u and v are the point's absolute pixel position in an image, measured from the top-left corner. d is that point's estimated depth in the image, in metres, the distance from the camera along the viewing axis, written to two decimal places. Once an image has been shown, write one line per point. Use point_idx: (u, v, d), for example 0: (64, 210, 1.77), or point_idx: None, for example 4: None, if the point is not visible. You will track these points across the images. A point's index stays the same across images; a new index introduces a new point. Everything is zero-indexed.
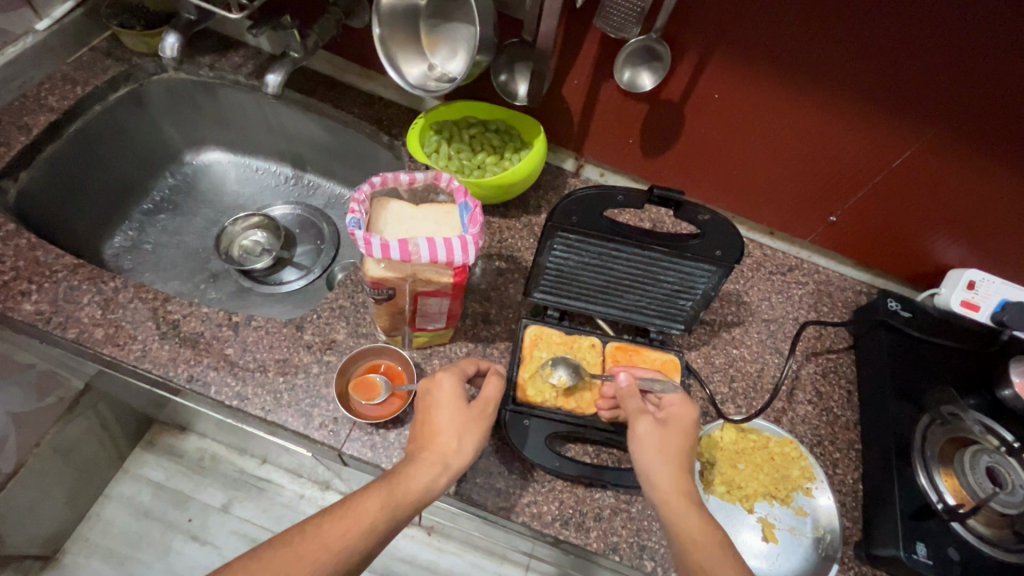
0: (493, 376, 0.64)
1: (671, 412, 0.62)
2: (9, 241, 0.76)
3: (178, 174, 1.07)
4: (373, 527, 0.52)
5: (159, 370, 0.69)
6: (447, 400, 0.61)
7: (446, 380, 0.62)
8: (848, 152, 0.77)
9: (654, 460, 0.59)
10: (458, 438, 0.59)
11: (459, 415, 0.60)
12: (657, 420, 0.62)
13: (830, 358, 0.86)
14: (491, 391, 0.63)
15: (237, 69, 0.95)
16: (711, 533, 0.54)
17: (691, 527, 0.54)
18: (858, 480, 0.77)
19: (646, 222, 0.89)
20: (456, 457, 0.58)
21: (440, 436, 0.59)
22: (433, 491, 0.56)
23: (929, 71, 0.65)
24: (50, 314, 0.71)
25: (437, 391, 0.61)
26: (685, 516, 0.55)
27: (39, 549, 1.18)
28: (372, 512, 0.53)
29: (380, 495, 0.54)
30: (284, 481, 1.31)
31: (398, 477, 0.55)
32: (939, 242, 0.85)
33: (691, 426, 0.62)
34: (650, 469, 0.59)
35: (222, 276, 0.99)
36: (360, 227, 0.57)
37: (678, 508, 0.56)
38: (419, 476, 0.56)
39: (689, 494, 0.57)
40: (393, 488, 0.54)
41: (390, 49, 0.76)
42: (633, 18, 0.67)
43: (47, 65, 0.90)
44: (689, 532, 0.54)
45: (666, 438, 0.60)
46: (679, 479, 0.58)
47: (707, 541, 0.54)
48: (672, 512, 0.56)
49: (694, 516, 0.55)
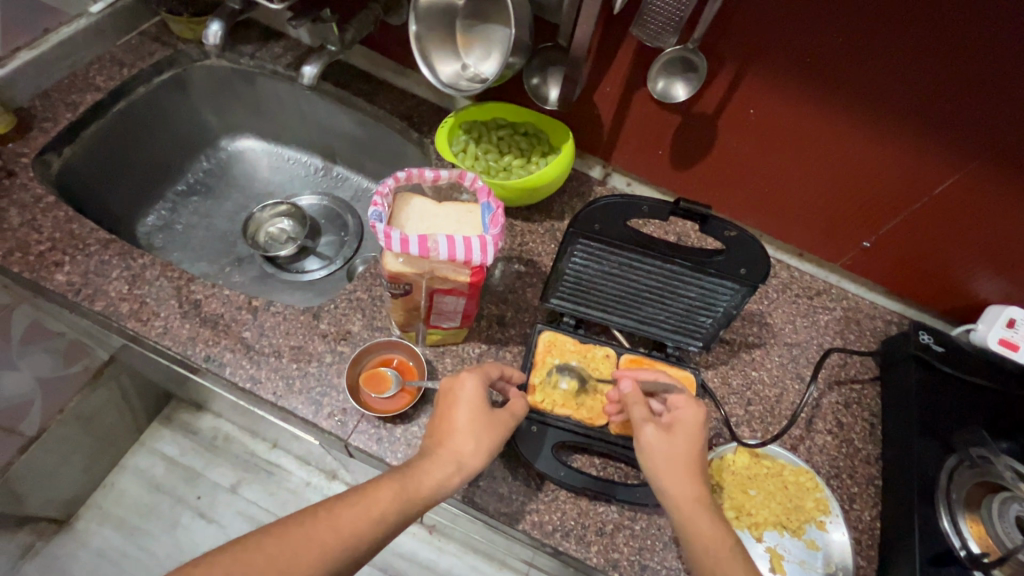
0: (517, 395, 0.64)
1: (675, 417, 0.61)
2: (48, 212, 0.78)
3: (213, 158, 1.09)
4: (383, 517, 0.52)
5: (178, 348, 0.71)
6: (468, 400, 0.60)
7: (469, 381, 0.61)
8: (887, 176, 0.75)
9: (665, 467, 0.58)
10: (475, 440, 0.58)
11: (479, 417, 0.59)
12: (663, 426, 0.60)
13: (853, 388, 0.83)
14: (518, 407, 0.62)
15: (276, 60, 0.98)
16: (723, 536, 0.54)
17: (704, 532, 0.54)
18: (875, 518, 0.74)
19: (670, 236, 0.88)
20: (471, 457, 0.57)
21: (457, 435, 0.58)
22: (445, 490, 0.55)
23: (975, 97, 0.62)
24: (80, 285, 0.73)
25: (457, 389, 0.60)
26: (698, 519, 0.55)
27: (55, 512, 1.22)
28: (383, 502, 0.52)
29: (392, 486, 0.53)
30: (293, 467, 1.33)
31: (410, 472, 0.55)
32: (979, 276, 0.81)
33: (697, 428, 0.61)
34: (662, 476, 0.58)
35: (247, 261, 1.02)
36: (381, 220, 0.57)
37: (691, 515, 0.56)
38: (433, 473, 0.55)
39: (703, 498, 0.57)
40: (405, 482, 0.54)
41: (424, 48, 0.76)
42: (671, 27, 0.66)
43: (98, 46, 0.93)
44: (699, 538, 0.54)
45: (676, 444, 0.59)
46: (691, 483, 0.57)
47: (721, 544, 0.54)
48: (685, 515, 0.56)
49: (706, 523, 0.55)
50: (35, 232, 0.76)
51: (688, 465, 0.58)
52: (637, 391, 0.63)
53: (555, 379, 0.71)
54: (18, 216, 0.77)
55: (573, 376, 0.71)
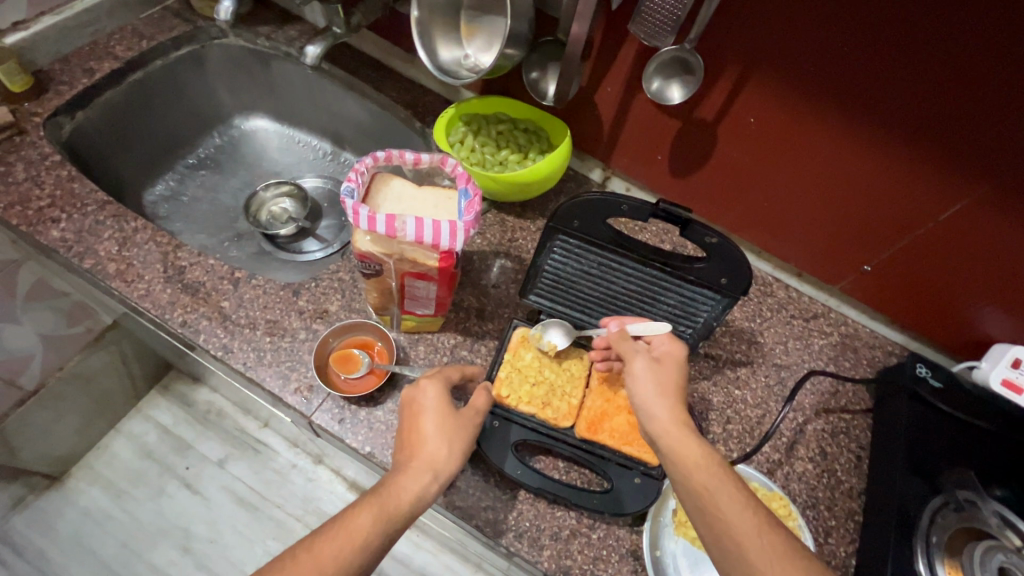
0: (478, 390, 0.64)
1: (662, 350, 0.61)
2: (52, 171, 0.81)
3: (225, 135, 1.11)
4: (369, 541, 0.50)
5: (157, 312, 0.72)
6: (434, 406, 0.59)
7: (431, 388, 0.60)
8: (890, 198, 0.72)
9: (652, 394, 0.57)
10: (448, 445, 0.57)
11: (448, 421, 0.59)
12: (651, 358, 0.60)
13: (842, 418, 0.79)
14: (479, 401, 0.62)
15: (290, 42, 0.99)
16: (712, 456, 0.52)
17: (692, 451, 0.52)
18: (851, 554, 0.70)
19: (665, 244, 0.85)
20: (447, 464, 0.57)
21: (429, 443, 0.57)
22: (425, 500, 0.54)
23: (986, 119, 0.59)
24: (72, 242, 0.75)
25: (422, 398, 0.60)
26: (681, 438, 0.54)
27: (46, 468, 1.25)
28: (366, 526, 0.50)
29: (372, 508, 0.51)
30: (280, 447, 1.33)
31: (388, 490, 0.53)
32: (987, 312, 0.77)
33: (680, 361, 0.60)
34: (650, 403, 0.56)
35: (246, 237, 1.03)
36: (352, 197, 0.57)
37: (678, 437, 0.54)
38: (410, 486, 0.54)
39: (686, 422, 0.56)
40: (384, 500, 0.52)
41: (425, 32, 0.76)
42: (669, 27, 0.65)
43: (121, 17, 0.96)
44: (689, 457, 0.52)
45: (661, 372, 0.59)
46: (677, 409, 0.56)
47: (710, 462, 0.52)
48: (668, 436, 0.54)
49: (694, 442, 0.53)
50: (37, 188, 0.79)
51: (674, 394, 0.58)
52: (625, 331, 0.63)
53: (523, 375, 0.69)
54: (24, 171, 0.80)
55: (557, 334, 0.72)
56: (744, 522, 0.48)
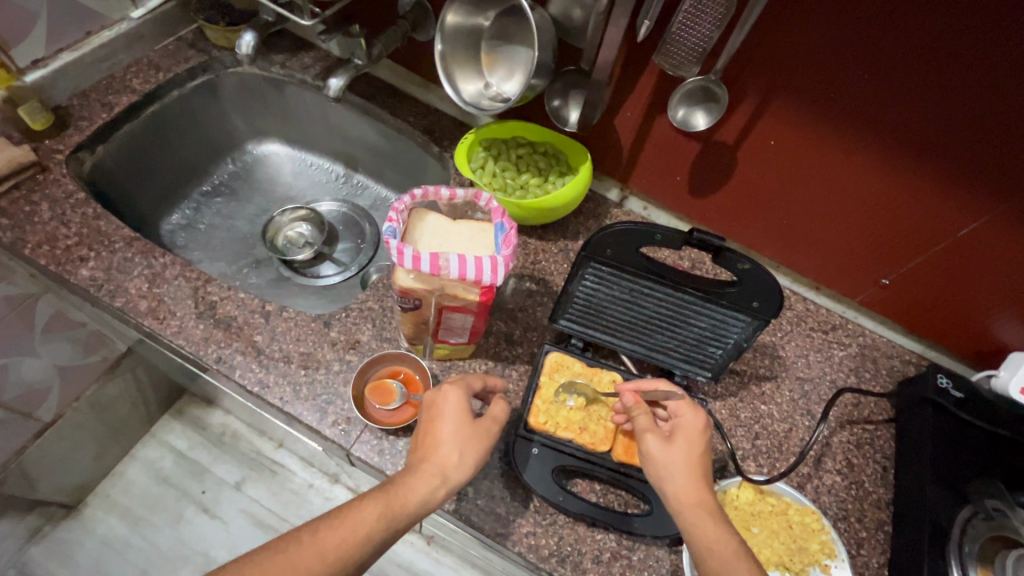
0: (498, 398, 0.62)
1: (677, 425, 0.61)
2: (77, 209, 0.81)
3: (238, 161, 1.12)
4: (369, 537, 0.51)
5: (191, 348, 0.73)
6: (452, 413, 0.59)
7: (452, 394, 0.60)
8: (910, 216, 0.73)
9: (670, 475, 0.58)
10: (461, 452, 0.57)
11: (464, 429, 0.59)
12: (665, 435, 0.61)
13: (866, 429, 0.81)
14: (498, 411, 0.61)
15: (305, 69, 1.00)
16: (729, 534, 0.54)
17: (709, 531, 0.54)
18: (883, 565, 0.72)
19: (685, 262, 0.86)
20: (457, 470, 0.56)
21: (442, 448, 0.57)
22: (431, 504, 0.54)
23: (1004, 142, 0.61)
24: (103, 281, 0.76)
25: (439, 402, 0.60)
26: (702, 525, 0.54)
27: (64, 498, 1.24)
28: (369, 522, 0.52)
29: (376, 506, 0.52)
30: (297, 468, 1.32)
31: (394, 489, 0.54)
32: (1004, 321, 0.79)
33: (697, 434, 0.60)
34: (667, 480, 0.58)
35: (265, 263, 1.03)
36: (394, 236, 0.58)
37: (696, 513, 0.55)
38: (418, 488, 0.54)
39: (708, 504, 0.56)
40: (390, 499, 0.53)
41: (449, 66, 0.77)
42: (694, 58, 0.68)
43: (137, 50, 0.97)
44: (705, 539, 0.54)
45: (676, 452, 0.59)
46: (695, 484, 0.57)
47: (727, 540, 0.54)
48: (689, 523, 0.55)
49: (710, 520, 0.55)
50: (63, 227, 0.79)
51: (692, 468, 0.58)
52: (639, 402, 0.64)
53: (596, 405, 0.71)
54: (49, 211, 0.80)
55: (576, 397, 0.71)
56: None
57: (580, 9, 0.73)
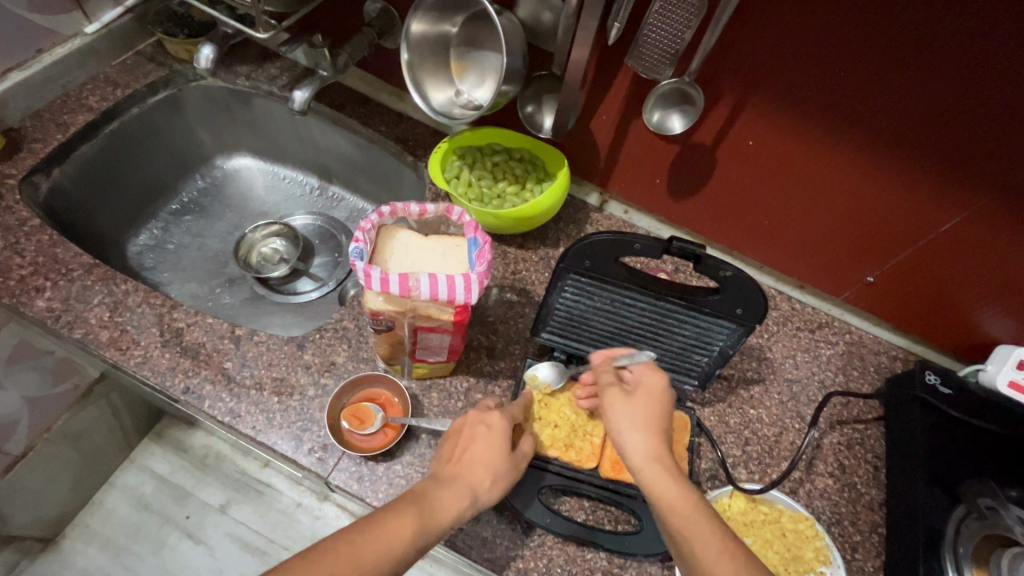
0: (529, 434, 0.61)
1: (641, 381, 0.58)
2: (32, 236, 0.77)
3: (207, 177, 1.08)
4: (402, 554, 0.47)
5: (157, 379, 0.69)
6: (488, 437, 0.57)
7: (495, 420, 0.58)
8: (888, 211, 0.72)
9: (626, 431, 0.55)
10: (495, 475, 0.55)
11: (501, 454, 0.56)
12: (628, 391, 0.58)
13: (856, 429, 0.80)
14: (529, 447, 0.59)
15: (272, 81, 0.96)
16: (689, 498, 0.51)
17: (669, 494, 0.51)
18: (879, 568, 0.70)
19: (668, 266, 0.85)
20: (489, 492, 0.54)
21: (477, 468, 0.54)
22: (459, 523, 0.51)
23: (981, 137, 0.61)
24: (61, 311, 0.72)
25: (477, 423, 0.57)
26: (661, 483, 0.52)
27: (40, 531, 1.19)
28: (404, 538, 0.47)
29: (412, 521, 0.48)
30: (284, 487, 1.27)
31: (430, 504, 0.50)
32: (988, 314, 0.78)
33: (659, 392, 0.58)
34: (625, 439, 0.55)
35: (238, 282, 1.00)
36: (361, 257, 0.56)
37: (653, 474, 0.53)
38: (452, 506, 0.51)
39: (662, 458, 0.54)
40: (424, 514, 0.49)
41: (417, 75, 0.75)
42: (667, 59, 0.66)
43: (92, 66, 0.93)
44: (664, 499, 0.51)
45: (636, 408, 0.56)
46: (651, 444, 0.54)
47: (686, 504, 0.51)
48: (645, 476, 0.53)
49: (670, 481, 0.52)
50: (17, 256, 0.75)
51: (652, 426, 0.56)
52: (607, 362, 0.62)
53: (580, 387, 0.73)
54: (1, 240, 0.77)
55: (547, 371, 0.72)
56: (716, 557, 0.48)
57: (550, 12, 0.71)
